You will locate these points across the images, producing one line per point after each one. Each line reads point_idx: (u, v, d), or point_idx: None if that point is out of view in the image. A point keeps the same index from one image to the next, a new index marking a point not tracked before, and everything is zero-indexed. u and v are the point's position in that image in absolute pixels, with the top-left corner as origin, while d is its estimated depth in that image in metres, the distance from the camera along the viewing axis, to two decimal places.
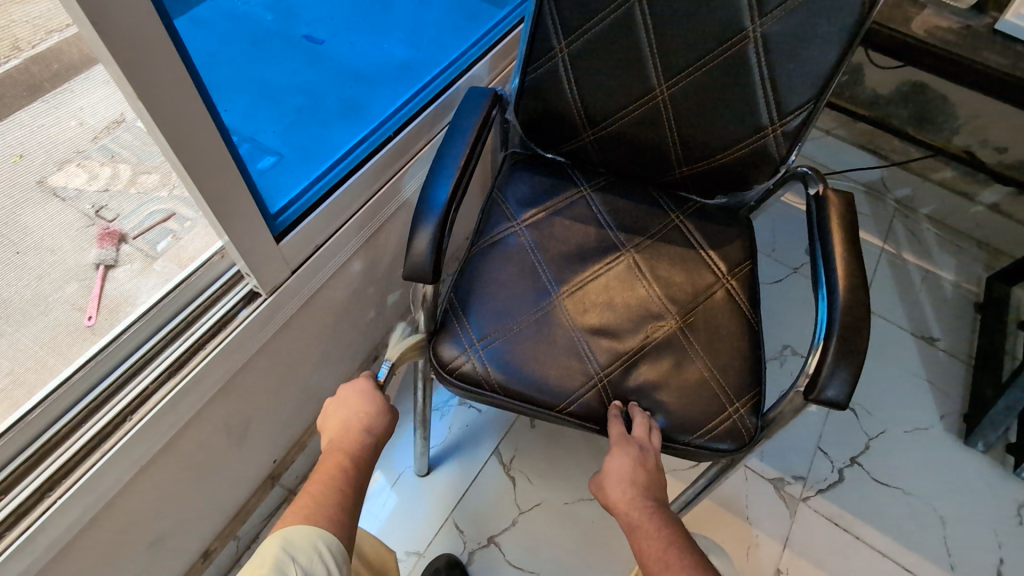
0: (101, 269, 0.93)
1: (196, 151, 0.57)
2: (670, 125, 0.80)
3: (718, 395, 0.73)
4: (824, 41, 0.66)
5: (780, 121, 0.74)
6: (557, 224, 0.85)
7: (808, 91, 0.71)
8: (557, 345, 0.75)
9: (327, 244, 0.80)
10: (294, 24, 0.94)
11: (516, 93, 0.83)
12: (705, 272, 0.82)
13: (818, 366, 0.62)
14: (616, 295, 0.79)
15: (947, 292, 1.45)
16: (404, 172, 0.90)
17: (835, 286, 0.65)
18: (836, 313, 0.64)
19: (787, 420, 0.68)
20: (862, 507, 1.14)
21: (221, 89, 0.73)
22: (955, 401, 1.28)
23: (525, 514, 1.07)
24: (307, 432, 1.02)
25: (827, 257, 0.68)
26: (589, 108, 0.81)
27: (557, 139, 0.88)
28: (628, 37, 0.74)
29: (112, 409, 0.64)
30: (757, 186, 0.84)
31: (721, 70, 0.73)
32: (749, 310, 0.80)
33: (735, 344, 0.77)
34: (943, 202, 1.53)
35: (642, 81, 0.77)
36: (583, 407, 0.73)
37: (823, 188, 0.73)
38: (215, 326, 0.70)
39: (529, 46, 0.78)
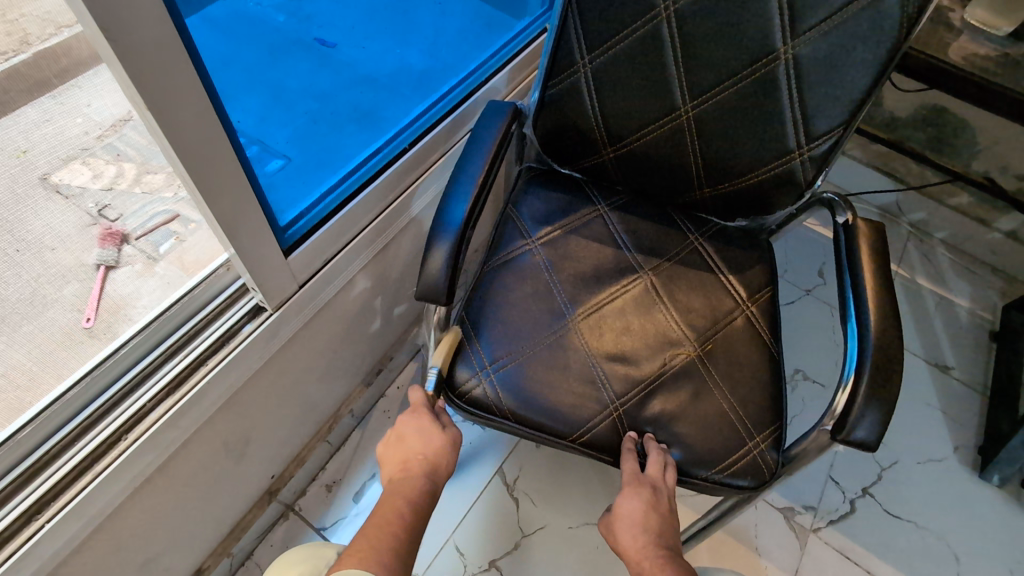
0: (101, 269, 0.91)
1: (203, 161, 0.54)
2: (694, 146, 0.77)
3: (737, 429, 0.70)
4: (858, 65, 0.64)
5: (809, 145, 0.72)
6: (573, 242, 0.83)
7: (839, 116, 0.68)
8: (571, 371, 0.73)
9: (337, 258, 0.77)
10: (306, 27, 0.92)
11: (534, 108, 0.81)
12: (724, 298, 0.80)
13: (847, 404, 0.59)
14: (632, 320, 0.77)
15: (961, 319, 1.43)
16: (418, 185, 0.88)
17: (867, 321, 0.62)
18: (867, 348, 0.61)
19: (810, 458, 0.65)
20: (874, 541, 1.11)
21: (233, 93, 0.70)
22: (970, 433, 1.25)
23: (528, 537, 1.04)
24: (307, 447, 0.99)
25: (857, 289, 0.65)
26: (610, 124, 0.79)
27: (575, 156, 0.86)
28: (654, 54, 0.71)
29: (107, 427, 0.61)
30: (779, 211, 0.82)
31: (748, 92, 0.70)
32: (770, 338, 0.78)
33: (755, 374, 0.74)
34: (958, 227, 1.51)
35: (668, 98, 0.75)
36: (598, 437, 0.70)
37: (852, 217, 0.71)
38: (218, 341, 0.68)
39: (551, 59, 0.76)
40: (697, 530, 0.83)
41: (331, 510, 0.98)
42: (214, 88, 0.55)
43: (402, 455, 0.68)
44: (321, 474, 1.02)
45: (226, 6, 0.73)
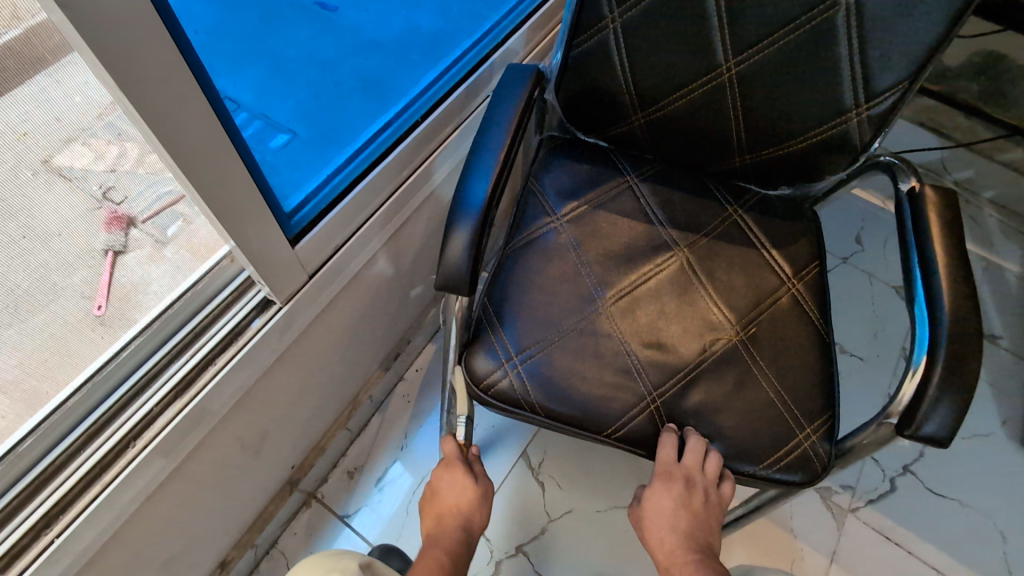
0: (109, 255, 0.86)
1: (191, 148, 0.49)
2: (736, 108, 0.70)
3: (785, 419, 0.65)
4: (937, 8, 0.55)
5: (868, 103, 0.64)
6: (601, 218, 0.76)
7: (907, 69, 0.60)
8: (604, 361, 0.67)
9: (349, 242, 0.72)
10: None
11: (557, 71, 0.73)
12: (768, 276, 0.73)
13: (915, 397, 0.54)
14: (668, 303, 0.71)
15: (1011, 286, 1.34)
16: (434, 159, 0.81)
17: (938, 302, 0.56)
18: (938, 334, 0.55)
19: (868, 451, 0.60)
20: (914, 519, 1.06)
21: (223, 67, 0.63)
22: (1018, 406, 1.18)
23: (555, 521, 1.02)
24: (326, 435, 0.96)
25: (926, 266, 0.58)
26: (641, 86, 0.71)
27: (602, 122, 0.78)
28: (696, 5, 0.63)
29: (113, 435, 0.57)
30: (829, 177, 0.74)
31: (801, 45, 0.62)
32: (818, 318, 0.71)
33: (804, 359, 0.69)
34: (1008, 185, 1.41)
35: (709, 56, 0.66)
36: (634, 430, 0.66)
37: (918, 184, 0.63)
38: (225, 338, 0.63)
39: (576, 14, 0.68)
40: (736, 516, 0.79)
41: (354, 497, 0.96)
42: (200, 65, 0.48)
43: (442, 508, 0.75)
44: (342, 461, 0.99)
45: None
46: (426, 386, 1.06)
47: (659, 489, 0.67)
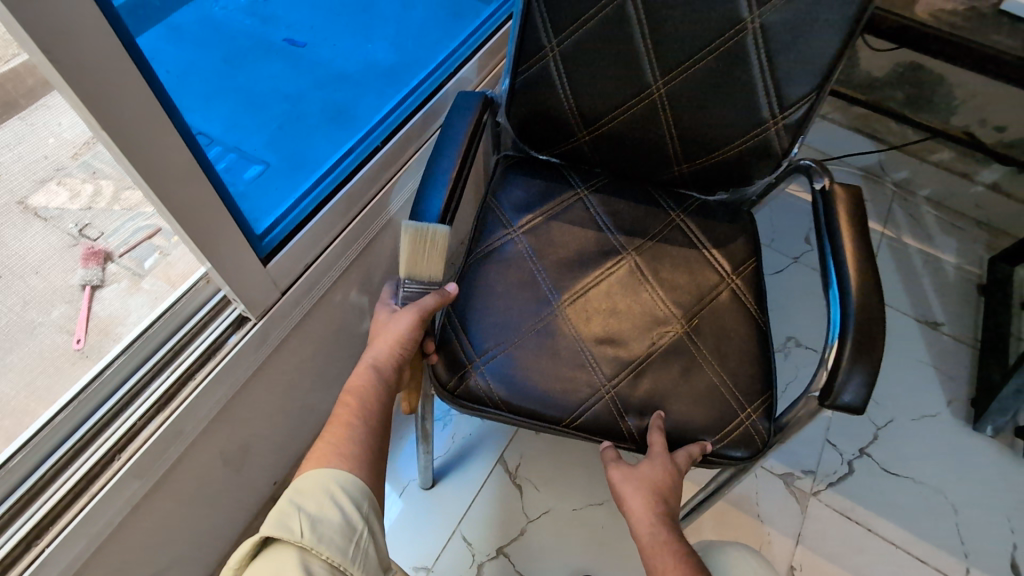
0: (88, 290, 0.93)
1: (166, 176, 0.54)
2: (668, 123, 0.77)
3: (729, 401, 0.71)
4: (826, 30, 0.63)
5: (782, 113, 0.71)
6: (555, 228, 0.83)
7: (810, 82, 0.68)
8: (562, 356, 0.73)
9: (319, 260, 0.77)
10: (274, 29, 0.93)
11: (505, 96, 0.80)
12: (708, 273, 0.80)
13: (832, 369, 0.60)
14: (619, 302, 0.77)
15: (949, 275, 1.44)
16: (396, 181, 0.87)
17: (847, 285, 0.63)
18: (849, 313, 0.61)
19: (801, 424, 0.66)
20: (872, 498, 1.13)
21: (195, 106, 0.71)
22: (962, 386, 1.27)
23: (533, 523, 1.06)
24: (307, 451, 0.99)
25: (837, 255, 0.65)
26: (583, 108, 0.78)
27: (552, 141, 0.85)
28: (623, 34, 0.70)
29: (99, 449, 0.61)
30: (758, 180, 0.81)
31: (717, 65, 0.70)
32: (755, 309, 0.78)
33: (744, 348, 0.75)
34: (940, 184, 1.53)
35: (640, 78, 0.74)
36: (592, 418, 0.71)
37: (829, 183, 0.71)
38: (204, 354, 0.67)
39: (518, 46, 0.74)
40: (698, 503, 0.84)
41: None
42: (172, 103, 0.54)
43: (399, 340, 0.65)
44: None
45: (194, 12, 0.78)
46: None
47: (646, 467, 0.67)
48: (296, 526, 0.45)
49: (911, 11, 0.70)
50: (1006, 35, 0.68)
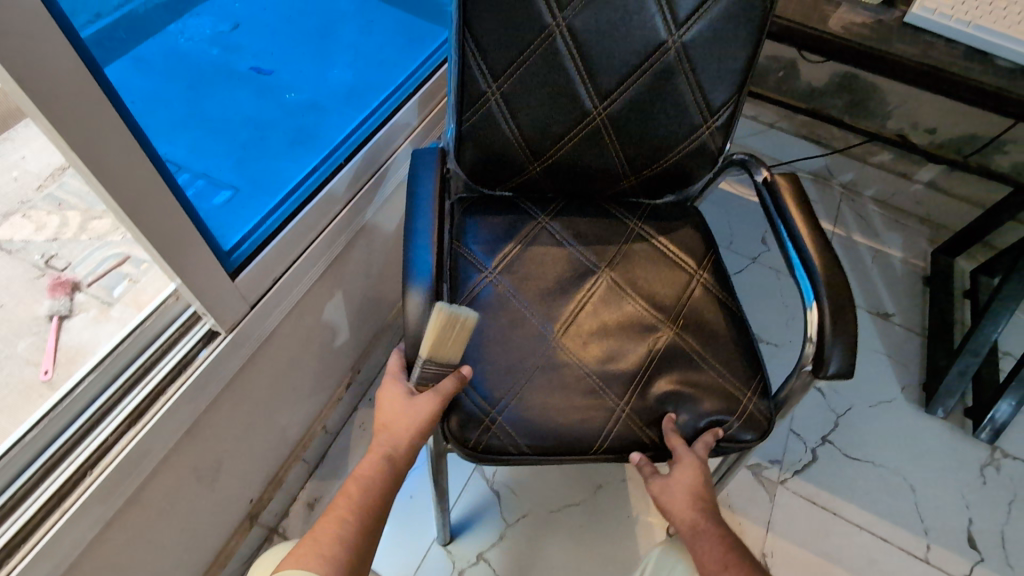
0: (55, 320, 0.98)
1: (133, 194, 0.56)
2: (613, 143, 0.82)
3: (731, 389, 0.76)
4: (736, 43, 0.71)
5: (712, 117, 0.78)
6: (532, 261, 0.85)
7: (731, 87, 0.75)
8: (570, 389, 0.75)
9: (286, 275, 0.79)
10: (239, 59, 0.99)
11: (453, 142, 0.81)
12: (678, 272, 0.86)
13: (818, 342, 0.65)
14: (607, 319, 0.81)
15: (896, 269, 1.53)
16: (363, 197, 0.90)
17: (809, 258, 0.69)
18: (819, 282, 0.67)
19: (799, 397, 0.72)
20: (837, 484, 1.18)
21: (163, 134, 0.75)
22: (914, 372, 1.34)
23: (512, 526, 1.08)
24: (284, 468, 1.00)
25: (793, 235, 0.71)
26: (531, 141, 0.81)
27: (504, 179, 0.87)
28: (557, 66, 0.75)
29: (70, 465, 0.61)
30: (700, 180, 0.87)
31: (651, 83, 0.76)
32: (726, 296, 0.84)
33: (717, 338, 0.80)
34: (883, 184, 1.62)
35: (580, 105, 0.78)
36: (617, 440, 0.73)
37: (770, 174, 0.76)
38: (174, 369, 0.69)
39: (459, 93, 0.76)
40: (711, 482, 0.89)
41: None
42: (138, 127, 0.57)
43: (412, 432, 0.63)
44: (301, 494, 1.03)
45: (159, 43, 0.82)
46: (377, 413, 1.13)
47: (680, 472, 0.69)
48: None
49: (825, 25, 0.77)
50: (909, 43, 0.76)
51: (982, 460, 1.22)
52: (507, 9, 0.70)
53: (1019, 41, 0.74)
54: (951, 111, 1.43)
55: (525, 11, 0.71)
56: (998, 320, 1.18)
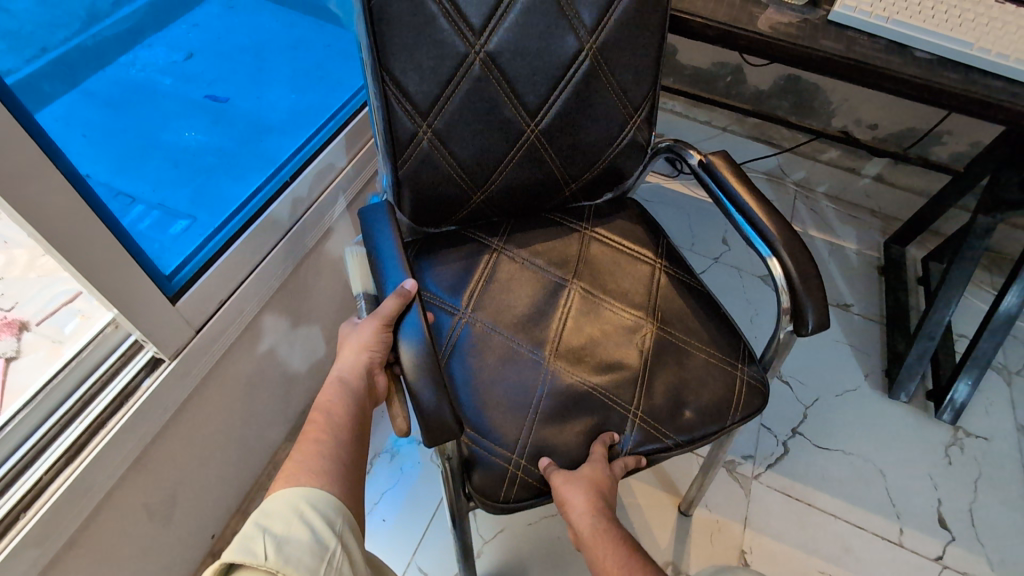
0: (1, 362, 0.96)
1: (57, 219, 0.54)
2: (550, 156, 0.83)
3: (723, 366, 0.78)
4: (641, 40, 0.76)
5: (636, 110, 0.82)
6: (503, 287, 0.84)
7: (644, 84, 0.80)
8: (580, 414, 0.74)
9: (232, 298, 0.77)
10: (195, 88, 1.09)
11: (390, 186, 0.78)
12: (640, 266, 0.87)
13: (792, 294, 0.69)
14: (592, 329, 0.80)
15: (852, 260, 1.57)
16: (314, 212, 0.90)
17: (758, 221, 0.72)
18: (772, 237, 0.70)
19: (784, 354, 0.76)
20: (809, 475, 1.19)
21: (110, 172, 0.82)
22: (875, 359, 1.37)
23: (489, 542, 1.06)
24: (248, 499, 0.97)
25: (740, 205, 0.74)
26: (469, 171, 0.80)
27: (446, 213, 0.85)
28: (485, 91, 0.74)
29: (2, 507, 0.58)
30: (633, 173, 0.91)
31: (578, 91, 0.77)
32: (689, 278, 0.87)
33: (689, 324, 0.82)
34: (834, 180, 1.68)
35: (512, 128, 0.78)
36: (642, 446, 0.73)
37: (703, 155, 0.79)
38: (116, 400, 0.67)
39: (389, 140, 0.73)
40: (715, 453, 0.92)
41: None
42: (57, 151, 0.55)
43: (358, 347, 0.62)
44: None
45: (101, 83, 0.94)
46: None
47: (587, 471, 0.68)
48: (259, 549, 0.43)
49: (754, 26, 0.80)
50: (834, 40, 0.80)
51: (946, 441, 1.24)
52: (421, 45, 0.68)
53: (936, 34, 0.78)
54: (890, 107, 1.49)
55: (437, 43, 0.69)
56: (948, 303, 1.22)
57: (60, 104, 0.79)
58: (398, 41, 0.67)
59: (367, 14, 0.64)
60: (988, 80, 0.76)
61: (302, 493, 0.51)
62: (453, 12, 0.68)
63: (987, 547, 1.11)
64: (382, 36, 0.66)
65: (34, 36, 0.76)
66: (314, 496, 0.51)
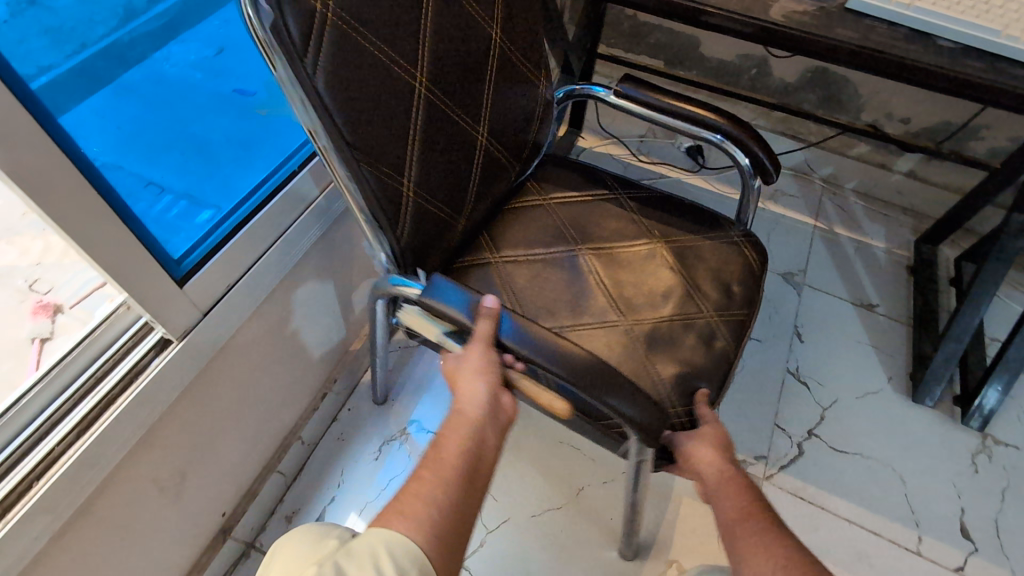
0: (37, 343, 1.01)
1: (70, 204, 0.57)
2: (500, 150, 0.83)
3: (723, 237, 0.90)
4: (523, 9, 0.78)
5: (543, 74, 0.85)
6: (538, 271, 0.85)
7: (540, 47, 0.82)
8: (678, 342, 0.78)
9: (240, 282, 0.79)
10: (224, 80, 1.07)
11: (391, 256, 0.72)
12: (609, 206, 0.93)
13: (745, 149, 0.83)
14: (625, 277, 0.84)
15: (880, 259, 1.52)
16: (330, 190, 0.93)
17: (705, 119, 0.83)
18: (718, 122, 0.83)
19: (751, 202, 0.90)
20: (825, 478, 1.15)
21: (140, 163, 0.86)
22: (900, 362, 1.32)
23: (492, 533, 1.06)
24: (257, 480, 1.00)
25: (680, 113, 0.85)
26: (449, 201, 0.77)
27: (439, 253, 0.80)
28: (439, 117, 0.71)
29: (16, 475, 0.62)
30: (548, 136, 0.94)
31: (503, 74, 0.78)
32: (645, 192, 0.96)
33: (679, 227, 0.90)
34: (863, 175, 1.62)
35: (469, 140, 0.76)
36: (734, 333, 0.80)
37: (618, 87, 0.88)
38: (125, 378, 0.69)
39: (377, 206, 0.67)
40: None
41: None
42: (66, 136, 0.57)
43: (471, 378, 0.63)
44: (280, 506, 1.02)
45: (148, 75, 0.93)
46: (353, 423, 1.12)
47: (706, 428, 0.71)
48: None
49: (767, 15, 0.78)
50: (850, 28, 0.77)
51: (973, 448, 1.19)
52: (373, 101, 0.62)
53: (958, 20, 0.75)
54: (924, 99, 1.43)
55: (387, 90, 0.64)
56: (979, 304, 1.16)
57: (94, 101, 0.81)
58: (350, 105, 0.60)
59: (311, 92, 0.57)
60: (1015, 69, 0.72)
61: (386, 537, 0.45)
62: (387, 53, 0.63)
63: (1013, 560, 1.06)
64: (332, 107, 0.59)
65: (75, 31, 0.77)
66: (398, 541, 0.45)
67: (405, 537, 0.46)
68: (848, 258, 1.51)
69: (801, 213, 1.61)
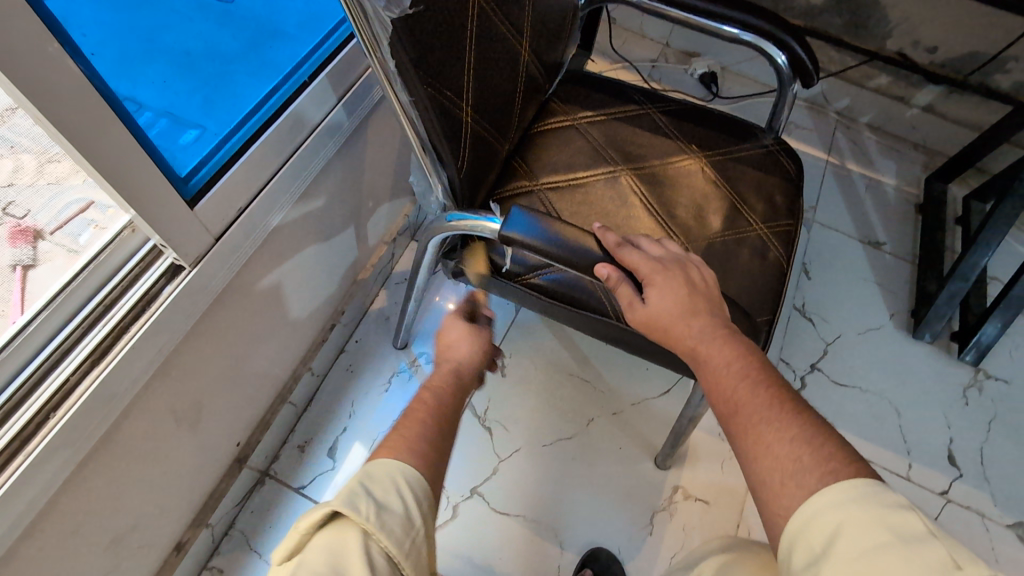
0: (19, 269, 0.93)
1: (66, 111, 0.50)
2: (538, 67, 0.75)
3: (760, 148, 0.87)
4: None
5: None
6: (581, 193, 0.80)
7: None
8: (735, 258, 0.77)
9: (250, 207, 0.74)
10: None
11: (445, 185, 0.67)
12: (643, 122, 0.88)
13: (783, 49, 0.80)
14: (671, 196, 0.81)
15: (890, 197, 1.50)
16: (342, 104, 0.85)
17: (742, 20, 0.80)
18: (755, 23, 0.79)
19: (784, 110, 0.88)
20: (825, 409, 1.19)
21: (128, 64, 0.70)
22: (902, 300, 1.34)
23: (504, 461, 1.08)
24: (271, 410, 0.98)
25: (716, 15, 0.80)
26: (496, 124, 0.70)
27: (485, 183, 0.74)
28: (487, 27, 0.63)
29: (32, 406, 0.59)
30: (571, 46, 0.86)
31: None
32: (676, 105, 0.90)
33: (716, 139, 0.87)
34: (879, 108, 1.57)
35: (513, 53, 0.69)
36: (783, 243, 0.79)
37: None
38: (137, 306, 0.65)
39: (435, 130, 0.61)
40: None
41: (305, 468, 1.00)
42: (55, 22, 0.49)
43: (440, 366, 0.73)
44: (291, 436, 1.03)
45: None
46: (366, 355, 1.11)
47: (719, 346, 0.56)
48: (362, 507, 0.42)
49: None
50: None
51: (965, 382, 1.24)
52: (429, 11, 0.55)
53: None
54: (954, 27, 1.35)
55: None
56: (991, 244, 1.16)
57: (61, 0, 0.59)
58: (407, 17, 0.53)
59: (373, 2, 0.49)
60: None
61: (402, 467, 0.48)
62: None
63: (993, 485, 1.12)
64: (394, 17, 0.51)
65: None
66: (414, 474, 0.48)
67: (418, 472, 0.49)
68: (858, 194, 1.50)
69: (814, 147, 1.57)
